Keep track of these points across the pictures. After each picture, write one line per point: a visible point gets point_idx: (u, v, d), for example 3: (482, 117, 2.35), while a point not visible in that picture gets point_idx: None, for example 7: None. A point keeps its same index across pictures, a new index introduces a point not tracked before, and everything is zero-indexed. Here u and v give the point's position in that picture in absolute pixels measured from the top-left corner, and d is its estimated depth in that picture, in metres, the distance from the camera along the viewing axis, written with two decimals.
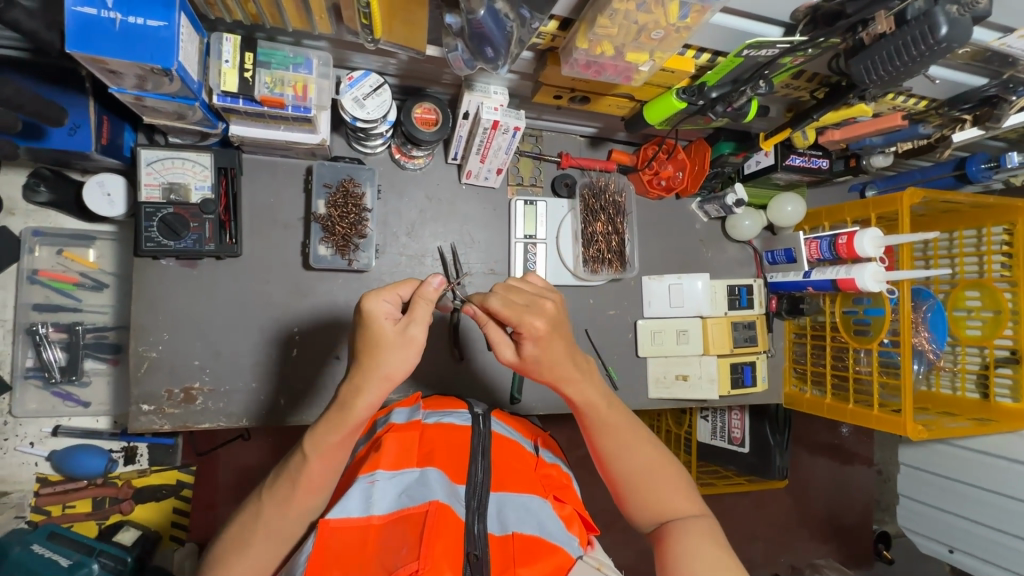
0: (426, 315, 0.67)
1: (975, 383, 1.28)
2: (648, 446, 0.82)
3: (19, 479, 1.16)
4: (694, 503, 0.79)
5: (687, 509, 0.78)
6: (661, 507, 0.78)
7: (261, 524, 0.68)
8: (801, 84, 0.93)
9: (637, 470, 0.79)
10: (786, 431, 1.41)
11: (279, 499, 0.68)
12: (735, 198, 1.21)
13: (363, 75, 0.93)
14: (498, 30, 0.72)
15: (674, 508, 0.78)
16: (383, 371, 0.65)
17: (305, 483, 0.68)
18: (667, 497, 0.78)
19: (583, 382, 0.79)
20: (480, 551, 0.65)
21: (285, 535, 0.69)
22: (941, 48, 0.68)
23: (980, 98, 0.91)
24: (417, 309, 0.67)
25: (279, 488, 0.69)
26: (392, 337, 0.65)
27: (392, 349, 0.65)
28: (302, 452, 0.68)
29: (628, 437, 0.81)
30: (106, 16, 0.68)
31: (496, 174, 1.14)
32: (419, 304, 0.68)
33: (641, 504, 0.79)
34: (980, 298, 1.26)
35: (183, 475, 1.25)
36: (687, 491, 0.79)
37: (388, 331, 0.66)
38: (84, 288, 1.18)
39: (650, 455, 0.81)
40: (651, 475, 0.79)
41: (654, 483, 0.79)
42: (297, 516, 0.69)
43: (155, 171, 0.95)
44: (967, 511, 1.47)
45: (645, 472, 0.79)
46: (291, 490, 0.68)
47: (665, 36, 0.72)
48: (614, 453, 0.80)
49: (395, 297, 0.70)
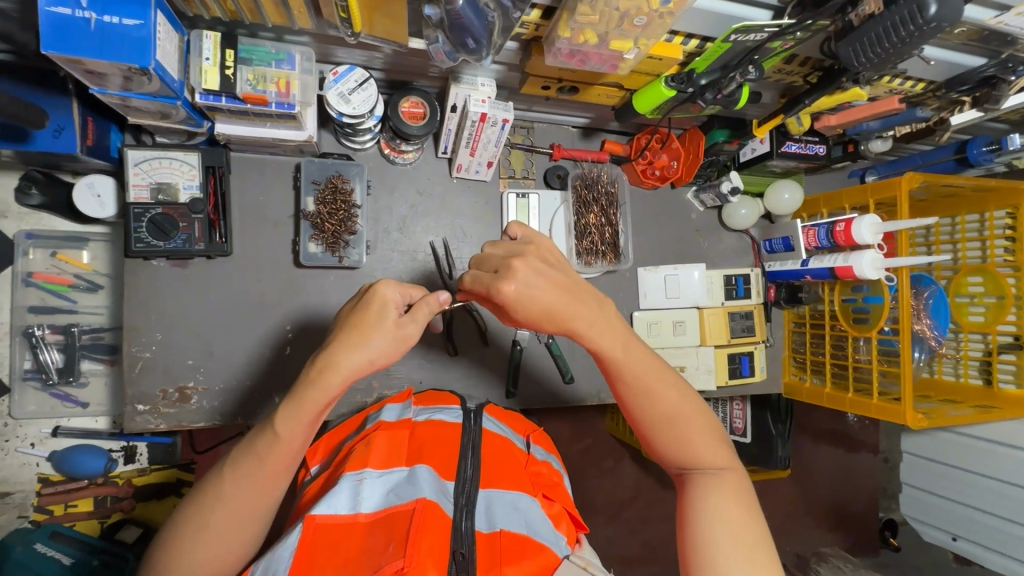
0: (428, 319, 0.72)
1: (978, 369, 1.26)
2: (681, 390, 0.76)
3: (21, 479, 1.18)
4: (727, 452, 0.75)
5: (718, 459, 0.74)
6: (692, 455, 0.74)
7: (223, 503, 0.68)
8: (793, 69, 0.92)
9: (666, 417, 0.75)
10: (787, 419, 1.41)
11: (243, 477, 0.68)
12: (730, 186, 1.20)
13: (348, 70, 0.92)
14: (479, 21, 0.71)
15: (705, 456, 0.74)
16: (367, 356, 0.68)
17: (270, 462, 0.69)
18: (699, 446, 0.74)
19: (606, 328, 0.75)
20: (467, 548, 0.65)
21: (247, 516, 0.69)
22: (931, 27, 0.66)
23: (978, 79, 0.89)
24: (422, 310, 0.71)
25: (243, 467, 0.68)
26: (390, 328, 0.69)
27: (386, 340, 0.69)
28: (271, 430, 0.68)
29: (652, 385, 0.75)
30: (81, 15, 0.67)
31: (487, 167, 1.13)
32: (423, 308, 0.72)
33: (670, 448, 0.75)
34: (982, 284, 1.24)
35: (183, 473, 1.26)
36: (718, 442, 0.75)
37: (389, 320, 0.70)
38: (79, 289, 1.19)
39: (683, 399, 0.76)
40: (683, 422, 0.75)
41: (685, 430, 0.75)
42: (261, 496, 0.69)
43: (142, 172, 0.95)
44: (971, 499, 1.46)
45: (675, 419, 0.75)
46: (256, 468, 0.68)
47: (648, 22, 0.70)
48: (637, 402, 0.76)
49: (405, 289, 0.74)
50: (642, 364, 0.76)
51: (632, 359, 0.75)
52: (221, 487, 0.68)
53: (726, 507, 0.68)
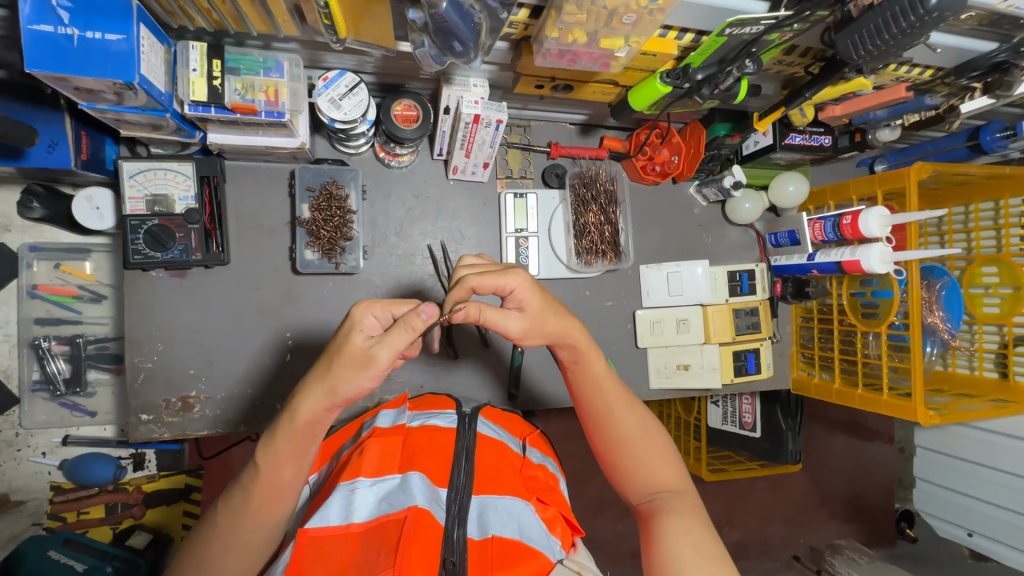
0: (400, 344, 0.65)
1: (993, 362, 1.22)
2: (646, 419, 0.83)
3: (32, 487, 1.22)
4: (681, 476, 0.81)
5: (674, 482, 0.80)
6: (650, 480, 0.80)
7: (221, 537, 0.72)
8: (794, 60, 0.88)
9: (632, 444, 0.81)
10: (798, 414, 1.38)
11: (233, 511, 0.71)
12: (732, 180, 1.16)
13: (338, 75, 0.91)
14: (465, 23, 0.69)
15: (662, 480, 0.80)
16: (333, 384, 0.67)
17: (255, 499, 0.71)
18: (656, 469, 0.80)
19: (590, 357, 0.81)
20: (457, 557, 0.65)
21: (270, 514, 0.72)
22: (932, 17, 0.64)
23: (989, 65, 0.84)
24: (394, 335, 0.65)
25: (233, 502, 0.72)
26: (358, 353, 0.65)
27: (354, 363, 0.65)
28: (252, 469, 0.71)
29: (615, 410, 0.81)
30: (63, 32, 0.67)
31: (484, 168, 1.11)
32: (398, 330, 0.64)
33: (630, 476, 0.81)
34: (998, 274, 1.20)
35: (192, 479, 1.29)
36: (674, 466, 0.81)
37: (357, 343, 0.66)
38: (83, 300, 1.20)
39: (646, 427, 0.82)
40: (645, 448, 0.81)
41: (647, 455, 0.80)
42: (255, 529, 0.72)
43: (138, 183, 0.95)
44: (987, 494, 1.42)
45: (639, 446, 0.81)
46: (244, 505, 0.71)
47: (637, 19, 0.68)
48: (603, 424, 0.82)
49: (383, 307, 0.68)
50: (613, 391, 0.82)
51: (607, 387, 0.82)
52: (221, 519, 0.72)
53: (688, 522, 0.73)
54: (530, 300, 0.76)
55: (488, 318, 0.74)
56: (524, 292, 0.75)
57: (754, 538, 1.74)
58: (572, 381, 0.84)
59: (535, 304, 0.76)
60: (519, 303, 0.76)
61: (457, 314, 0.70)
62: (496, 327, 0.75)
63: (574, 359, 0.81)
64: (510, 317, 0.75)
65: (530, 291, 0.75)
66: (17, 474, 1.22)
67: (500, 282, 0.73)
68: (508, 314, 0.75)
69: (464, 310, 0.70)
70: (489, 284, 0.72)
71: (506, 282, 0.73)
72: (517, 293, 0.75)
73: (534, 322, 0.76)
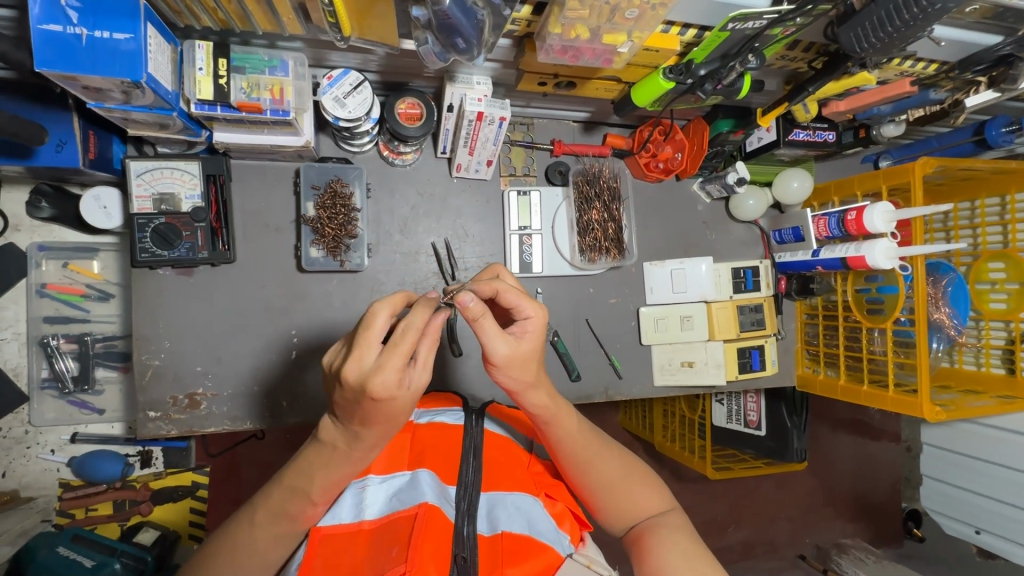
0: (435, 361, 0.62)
1: (1001, 358, 1.21)
2: (619, 454, 0.83)
3: (43, 484, 1.25)
4: (660, 495, 0.82)
5: (658, 505, 0.81)
6: (633, 511, 0.80)
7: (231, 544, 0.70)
8: (797, 55, 0.88)
9: (610, 483, 0.79)
10: (803, 412, 1.35)
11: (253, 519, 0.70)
12: (736, 177, 1.17)
13: (343, 73, 0.91)
14: (468, 20, 0.70)
15: (645, 508, 0.80)
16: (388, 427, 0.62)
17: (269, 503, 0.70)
18: (639, 499, 0.80)
19: (559, 417, 0.78)
20: (469, 552, 0.64)
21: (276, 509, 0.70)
22: (935, 9, 0.64)
23: (993, 58, 0.83)
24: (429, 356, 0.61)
25: (262, 526, 0.70)
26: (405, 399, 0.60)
27: (404, 409, 0.61)
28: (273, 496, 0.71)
29: (589, 455, 0.79)
30: (72, 32, 0.68)
31: (487, 166, 1.12)
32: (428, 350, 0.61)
33: (614, 513, 0.80)
34: (1004, 270, 1.19)
35: (198, 476, 1.32)
36: (652, 488, 0.82)
37: (398, 396, 0.59)
38: (90, 299, 1.22)
39: (621, 462, 0.82)
40: (624, 483, 0.80)
41: (627, 489, 0.80)
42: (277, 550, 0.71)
43: (145, 182, 0.96)
44: (995, 491, 1.41)
45: (618, 483, 0.80)
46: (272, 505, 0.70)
47: (640, 15, 0.69)
48: (579, 473, 0.79)
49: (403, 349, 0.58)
50: (583, 441, 0.80)
51: (580, 437, 0.80)
52: (244, 538, 0.70)
53: (679, 540, 0.73)
54: (523, 369, 0.72)
55: (483, 328, 0.68)
56: (510, 360, 0.71)
57: (760, 536, 1.74)
58: (546, 438, 0.80)
59: (532, 344, 0.72)
60: (521, 333, 0.73)
61: (463, 298, 0.67)
62: (483, 343, 0.69)
63: (543, 419, 0.78)
64: (501, 338, 0.69)
65: (539, 330, 0.74)
66: (26, 471, 1.25)
67: (518, 304, 0.73)
68: (503, 336, 0.70)
69: (472, 299, 0.67)
70: (510, 301, 0.74)
71: (524, 307, 0.74)
72: (528, 323, 0.73)
73: (519, 359, 0.71)
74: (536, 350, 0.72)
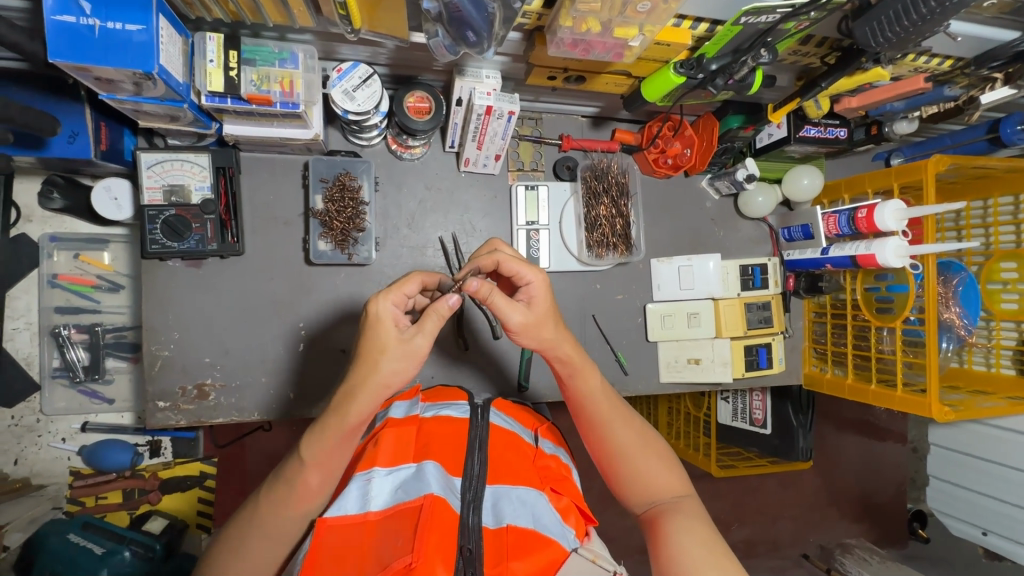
0: (435, 330, 0.70)
1: (1011, 359, 1.21)
2: (644, 430, 0.83)
3: (54, 471, 1.27)
4: (681, 479, 0.81)
5: (679, 489, 0.79)
6: (653, 490, 0.79)
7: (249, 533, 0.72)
8: (810, 50, 0.88)
9: (631, 455, 0.80)
10: (809, 411, 1.36)
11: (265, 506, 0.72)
12: (746, 173, 1.16)
13: (352, 66, 0.91)
14: (479, 13, 0.70)
15: (666, 489, 0.79)
16: (379, 377, 0.69)
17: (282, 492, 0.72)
18: (659, 478, 0.79)
19: (584, 373, 0.80)
20: (473, 544, 0.65)
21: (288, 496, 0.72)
22: (952, 4, 0.63)
23: (1010, 54, 0.81)
24: (429, 321, 0.70)
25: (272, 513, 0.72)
26: (395, 344, 0.69)
27: (390, 358, 0.69)
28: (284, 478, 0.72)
29: (612, 419, 0.81)
30: (84, 23, 0.68)
31: (495, 160, 1.11)
32: (429, 318, 0.70)
33: (632, 487, 0.80)
34: (1016, 269, 1.18)
35: (206, 466, 1.34)
36: (674, 470, 0.81)
37: (389, 335, 0.69)
38: (101, 290, 1.23)
39: (644, 437, 0.82)
40: (644, 458, 0.80)
41: (648, 466, 0.80)
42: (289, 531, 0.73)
43: (155, 174, 0.97)
44: (1002, 493, 1.40)
45: (639, 457, 0.80)
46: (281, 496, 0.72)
47: (651, 8, 0.68)
48: (600, 435, 0.81)
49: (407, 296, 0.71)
50: (607, 405, 0.82)
51: (604, 400, 0.82)
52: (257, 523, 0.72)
53: (696, 528, 0.73)
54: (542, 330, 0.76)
55: (494, 305, 0.73)
56: (529, 325, 0.75)
57: (764, 534, 1.73)
58: (570, 395, 0.83)
59: (544, 304, 0.76)
60: (530, 299, 0.76)
61: (468, 285, 0.71)
62: (499, 317, 0.74)
63: (566, 373, 0.81)
64: (514, 307, 0.74)
65: (545, 291, 0.76)
66: (38, 459, 1.26)
67: (519, 271, 0.75)
68: (513, 306, 0.74)
69: (477, 282, 0.71)
70: (511, 270, 0.75)
71: (524, 273, 0.75)
72: (531, 288, 0.76)
73: (535, 324, 0.75)
74: (551, 309, 0.75)
